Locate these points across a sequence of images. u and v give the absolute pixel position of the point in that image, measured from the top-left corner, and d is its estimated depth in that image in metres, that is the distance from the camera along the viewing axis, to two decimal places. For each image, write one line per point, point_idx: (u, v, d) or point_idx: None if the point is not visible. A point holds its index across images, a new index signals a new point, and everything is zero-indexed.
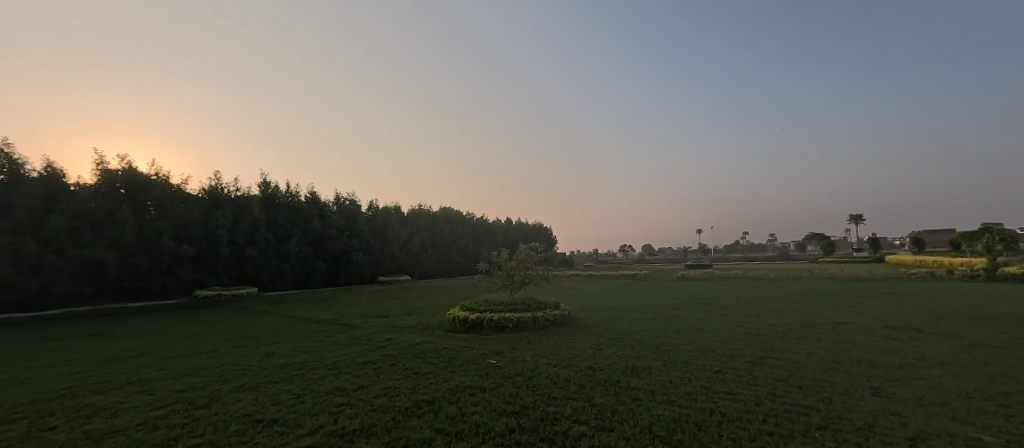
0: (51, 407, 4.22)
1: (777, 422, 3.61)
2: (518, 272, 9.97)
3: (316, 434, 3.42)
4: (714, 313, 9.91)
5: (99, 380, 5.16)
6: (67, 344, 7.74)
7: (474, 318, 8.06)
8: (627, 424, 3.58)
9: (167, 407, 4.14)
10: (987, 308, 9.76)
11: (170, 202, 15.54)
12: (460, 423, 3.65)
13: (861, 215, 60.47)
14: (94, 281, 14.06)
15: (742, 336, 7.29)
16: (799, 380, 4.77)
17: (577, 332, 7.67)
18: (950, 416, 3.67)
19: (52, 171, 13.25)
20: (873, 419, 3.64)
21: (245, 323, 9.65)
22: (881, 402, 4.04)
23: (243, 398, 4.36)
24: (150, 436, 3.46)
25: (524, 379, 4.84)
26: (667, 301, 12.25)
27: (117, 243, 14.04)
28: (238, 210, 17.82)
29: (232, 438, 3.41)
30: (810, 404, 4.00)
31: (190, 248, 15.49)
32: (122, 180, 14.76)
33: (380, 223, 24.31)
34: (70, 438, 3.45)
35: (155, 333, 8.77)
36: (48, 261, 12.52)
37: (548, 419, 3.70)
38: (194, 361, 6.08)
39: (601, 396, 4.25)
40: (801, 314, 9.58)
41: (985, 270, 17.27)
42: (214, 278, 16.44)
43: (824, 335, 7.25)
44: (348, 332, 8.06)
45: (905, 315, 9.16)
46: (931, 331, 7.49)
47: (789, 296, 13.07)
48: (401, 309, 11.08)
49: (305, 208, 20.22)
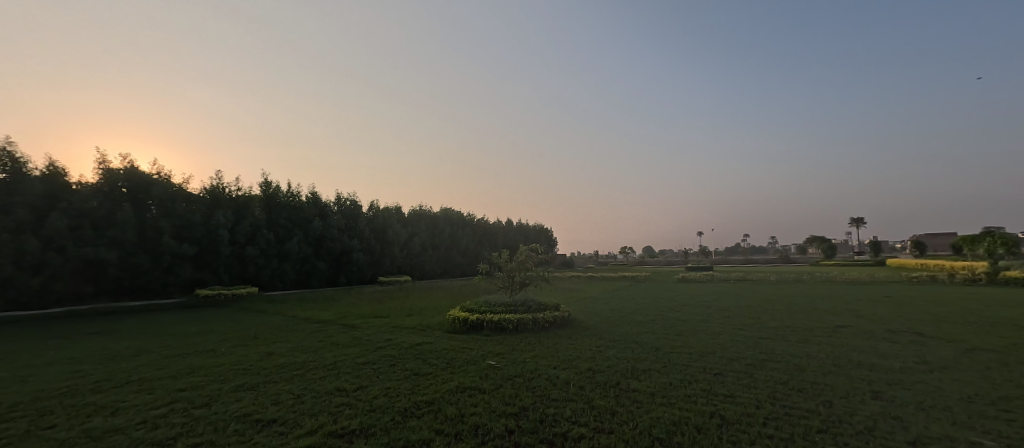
0: (50, 405, 4.22)
1: (777, 425, 3.60)
2: (518, 273, 9.97)
3: (315, 435, 3.42)
4: (715, 315, 9.90)
5: (99, 379, 5.16)
6: (67, 342, 7.75)
7: (474, 319, 8.06)
8: (627, 426, 3.58)
9: (167, 407, 4.14)
10: (989, 312, 9.71)
11: (172, 201, 15.56)
12: (460, 424, 3.65)
13: (862, 218, 60.34)
14: (95, 280, 14.08)
15: (743, 338, 7.28)
16: (799, 383, 4.76)
17: (577, 334, 7.66)
18: (951, 420, 3.66)
19: (54, 170, 13.29)
20: (873, 423, 3.63)
21: (245, 323, 9.64)
22: (881, 405, 4.03)
23: (242, 397, 4.36)
24: (150, 435, 3.46)
25: (524, 380, 4.84)
26: (667, 303, 12.23)
27: (118, 242, 14.06)
28: (239, 209, 17.83)
29: (232, 437, 3.41)
30: (810, 407, 3.99)
31: (190, 247, 15.50)
32: (123, 179, 14.78)
33: (380, 223, 24.32)
34: (70, 436, 3.45)
35: (155, 332, 8.77)
36: (49, 259, 12.54)
37: (548, 420, 3.70)
38: (194, 361, 6.09)
39: (601, 398, 4.24)
40: (801, 316, 9.56)
41: (987, 274, 17.20)
42: (215, 277, 16.46)
43: (824, 338, 7.23)
44: (348, 332, 8.06)
45: (906, 319, 9.14)
46: (933, 335, 7.46)
47: (790, 299, 13.04)
48: (401, 310, 11.09)
49: (306, 208, 20.24)
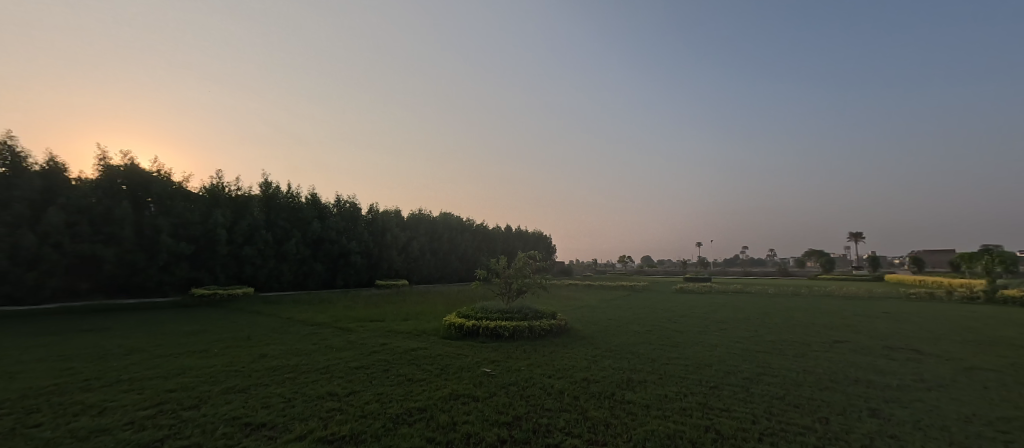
0: (38, 403, 4.16)
1: (773, 441, 3.56)
2: (516, 280, 9.85)
3: (304, 440, 3.37)
4: (712, 327, 9.86)
5: (89, 377, 5.12)
6: (59, 339, 7.70)
7: (470, 326, 8.00)
8: (621, 438, 3.53)
9: (155, 407, 4.09)
10: (988, 331, 9.67)
11: (170, 199, 15.47)
12: (451, 432, 3.59)
13: (860, 233, 60.68)
14: (90, 276, 14.03)
15: (739, 351, 7.27)
16: (795, 398, 4.71)
17: (573, 343, 7.62)
18: (948, 440, 3.62)
19: (54, 165, 13.27)
20: (869, 440, 3.60)
21: (239, 324, 9.55)
22: (877, 423, 4.00)
23: (232, 400, 4.31)
24: (137, 437, 3.41)
25: (518, 388, 4.81)
26: (665, 314, 12.21)
27: (116, 239, 14.00)
28: (238, 209, 17.75)
29: (219, 440, 3.38)
30: (808, 424, 3.94)
31: (187, 246, 15.43)
32: (123, 176, 14.74)
33: (380, 227, 24.27)
34: (55, 436, 3.40)
35: (148, 331, 8.72)
36: (45, 255, 12.48)
37: (541, 431, 3.65)
38: (185, 361, 6.02)
39: (595, 409, 4.20)
40: (799, 331, 9.53)
41: (985, 292, 17.17)
42: (211, 276, 16.41)
43: (822, 353, 7.20)
44: (342, 335, 8.04)
45: (904, 336, 9.10)
46: (930, 352, 7.41)
47: (788, 312, 13.04)
48: (398, 314, 11.07)
49: (305, 209, 20.22)
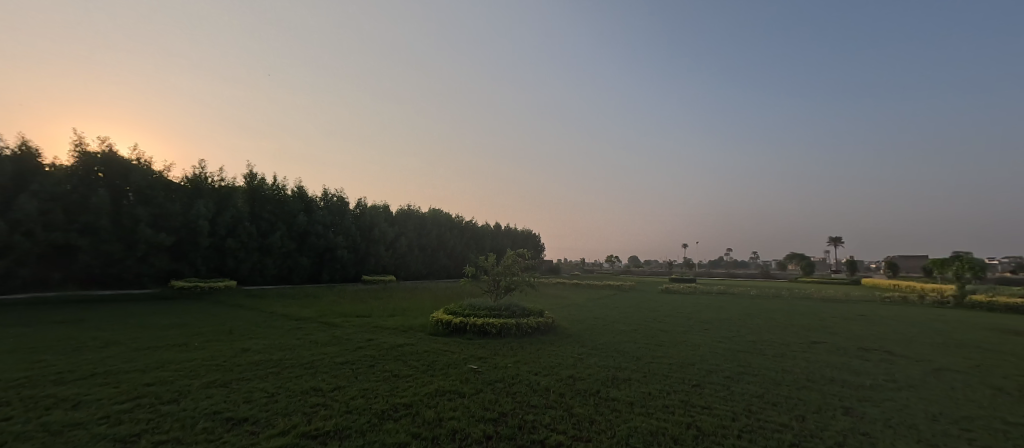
0: (8, 396, 4.03)
1: (751, 438, 3.65)
2: (504, 277, 9.82)
3: (286, 436, 3.34)
4: (696, 327, 9.99)
5: (61, 369, 4.97)
6: (30, 330, 7.47)
7: (457, 323, 7.98)
8: (605, 435, 3.59)
9: (133, 401, 4.00)
10: (957, 335, 9.98)
11: (151, 189, 15.03)
12: (437, 428, 3.61)
13: (839, 238, 62.32)
14: (64, 266, 13.64)
15: (721, 350, 7.42)
16: (774, 396, 4.85)
17: (561, 341, 7.67)
18: (916, 437, 3.76)
19: (27, 150, 12.80)
20: (843, 438, 3.71)
21: (219, 318, 9.38)
22: (850, 421, 4.13)
23: (213, 395, 4.23)
24: (113, 431, 3.34)
25: (504, 385, 4.83)
26: (650, 313, 12.34)
27: (92, 229, 13.58)
28: (221, 201, 17.31)
29: (199, 435, 3.32)
30: (785, 422, 4.06)
31: (168, 237, 15.05)
32: (100, 163, 14.22)
33: (367, 221, 23.98)
34: (27, 430, 3.30)
35: (124, 323, 8.48)
36: (16, 243, 12.09)
37: (526, 427, 3.68)
38: (164, 354, 5.90)
39: (580, 406, 4.24)
40: (779, 331, 9.75)
41: (956, 297, 17.67)
42: (191, 268, 16.09)
43: (800, 354, 7.38)
44: (327, 330, 7.92)
45: (878, 338, 9.35)
46: (901, 354, 7.67)
47: (770, 313, 13.29)
48: (384, 309, 11.00)
49: (291, 203, 19.85)
